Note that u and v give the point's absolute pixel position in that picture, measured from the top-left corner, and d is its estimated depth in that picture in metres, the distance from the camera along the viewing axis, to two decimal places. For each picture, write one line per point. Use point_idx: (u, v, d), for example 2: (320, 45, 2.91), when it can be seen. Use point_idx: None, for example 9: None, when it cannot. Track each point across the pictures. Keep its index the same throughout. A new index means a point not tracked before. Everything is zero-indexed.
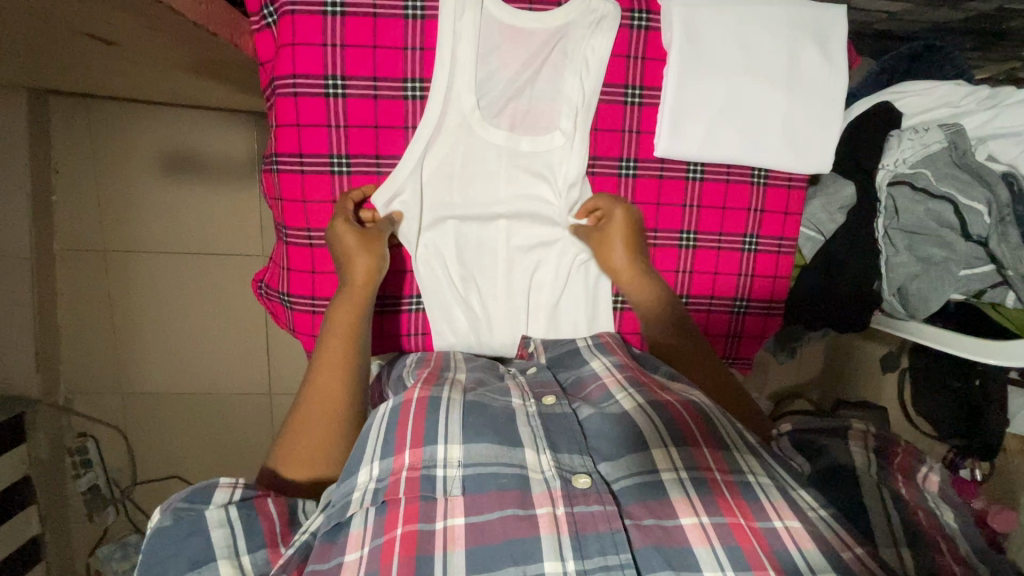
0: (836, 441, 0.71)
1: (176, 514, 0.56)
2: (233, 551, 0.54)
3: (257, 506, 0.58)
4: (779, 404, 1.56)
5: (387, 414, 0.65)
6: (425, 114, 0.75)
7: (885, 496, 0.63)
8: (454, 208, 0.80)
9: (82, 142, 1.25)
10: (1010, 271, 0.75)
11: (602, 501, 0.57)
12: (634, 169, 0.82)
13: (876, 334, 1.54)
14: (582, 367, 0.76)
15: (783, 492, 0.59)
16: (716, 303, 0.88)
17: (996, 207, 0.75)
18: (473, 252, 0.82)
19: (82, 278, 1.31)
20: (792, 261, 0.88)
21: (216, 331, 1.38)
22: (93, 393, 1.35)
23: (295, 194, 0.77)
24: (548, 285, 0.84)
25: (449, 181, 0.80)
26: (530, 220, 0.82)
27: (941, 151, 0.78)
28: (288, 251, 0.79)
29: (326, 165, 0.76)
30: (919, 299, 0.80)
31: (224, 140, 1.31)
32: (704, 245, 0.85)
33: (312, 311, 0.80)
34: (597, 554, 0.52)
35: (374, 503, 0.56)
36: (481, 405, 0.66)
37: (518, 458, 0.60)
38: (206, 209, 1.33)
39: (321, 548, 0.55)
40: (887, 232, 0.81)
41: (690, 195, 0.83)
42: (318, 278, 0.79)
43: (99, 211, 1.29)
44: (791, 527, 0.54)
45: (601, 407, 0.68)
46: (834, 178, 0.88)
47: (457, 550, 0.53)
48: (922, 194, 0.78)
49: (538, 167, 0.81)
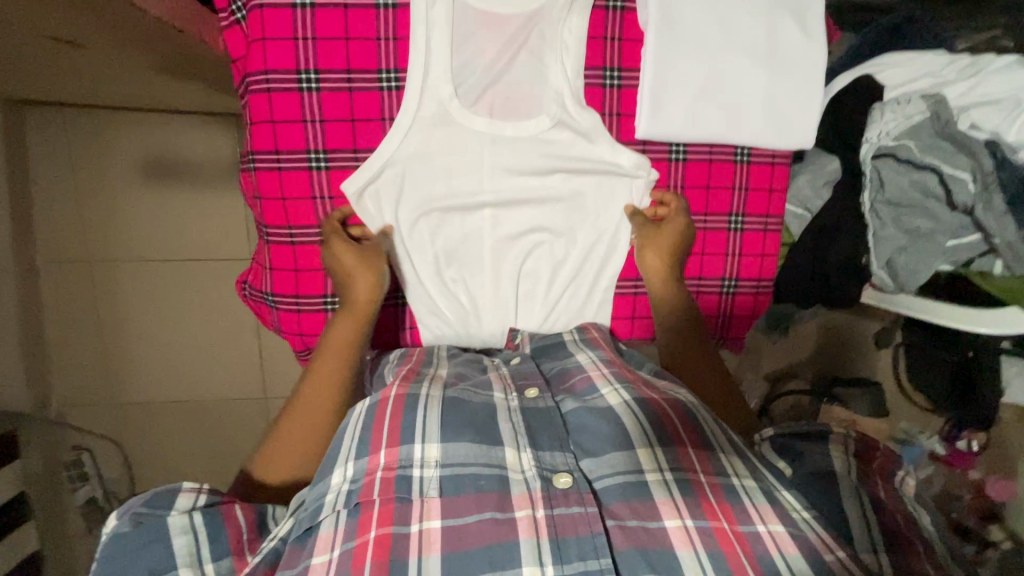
0: (816, 447, 0.69)
1: (135, 519, 0.57)
2: (194, 560, 0.56)
3: (222, 513, 0.59)
4: (775, 384, 1.57)
5: (365, 411, 0.65)
6: (401, 105, 0.74)
7: (864, 500, 0.62)
8: (432, 199, 0.78)
9: (58, 152, 1.23)
10: (997, 239, 0.75)
11: (582, 502, 0.57)
12: (620, 140, 0.80)
13: (870, 311, 1.55)
14: (568, 359, 0.77)
15: (767, 494, 0.60)
16: (704, 285, 0.87)
17: (980, 175, 0.74)
18: (461, 242, 0.80)
19: (67, 287, 1.29)
20: (779, 239, 0.87)
21: (206, 337, 1.38)
22: (85, 406, 1.34)
23: (273, 192, 0.76)
24: (537, 273, 0.83)
25: (428, 171, 0.77)
26: (517, 206, 0.80)
27: (924, 121, 0.77)
28: (270, 250, 0.78)
29: (304, 161, 0.75)
30: (909, 272, 0.80)
31: (205, 145, 1.29)
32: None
33: (297, 309, 0.79)
34: (576, 559, 0.52)
35: (347, 506, 0.57)
36: (459, 402, 0.67)
37: (497, 459, 0.61)
38: (190, 215, 1.32)
39: (290, 555, 0.56)
40: (874, 207, 0.80)
41: (674, 177, 0.82)
42: (301, 276, 0.78)
43: (81, 221, 1.27)
44: (773, 530, 0.56)
45: (585, 401, 0.69)
46: (817, 155, 0.87)
47: (432, 555, 0.53)
48: (905, 165, 0.78)
49: (523, 152, 0.78)
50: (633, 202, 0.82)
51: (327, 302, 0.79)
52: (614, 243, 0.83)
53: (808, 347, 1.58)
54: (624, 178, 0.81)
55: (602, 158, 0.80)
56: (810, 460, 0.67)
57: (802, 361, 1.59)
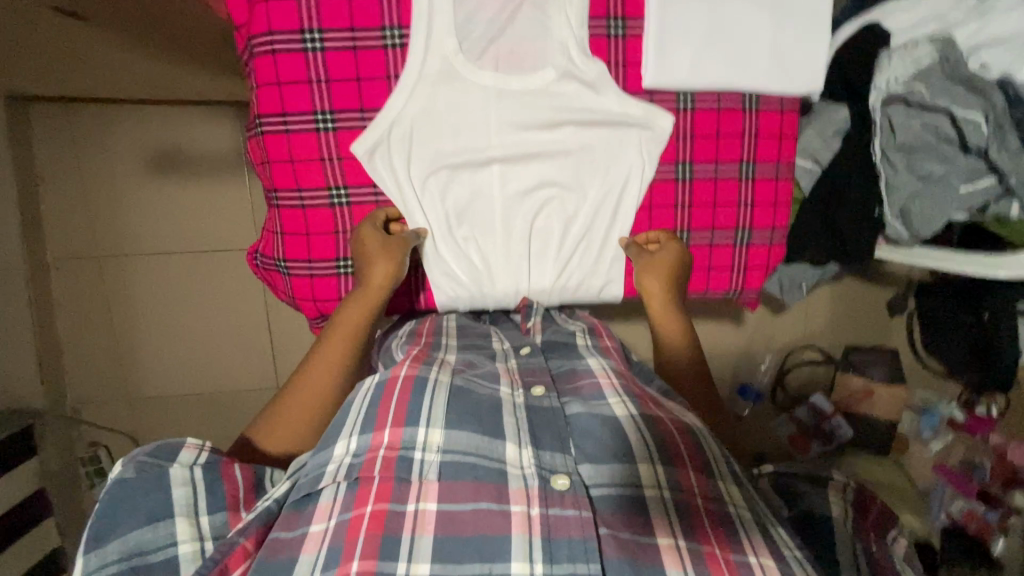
0: (814, 489, 0.75)
1: (138, 467, 0.58)
2: (192, 510, 0.57)
3: (222, 472, 0.61)
4: (789, 356, 1.56)
5: (372, 389, 0.65)
6: (405, 62, 0.74)
7: (859, 552, 0.66)
8: (440, 157, 0.78)
9: (64, 148, 1.23)
10: (1012, 179, 0.74)
11: (577, 505, 0.57)
12: (626, 91, 0.79)
13: (883, 278, 1.55)
14: (578, 362, 0.76)
15: (764, 528, 0.59)
16: (718, 237, 0.85)
17: (993, 114, 0.74)
18: (472, 198, 0.80)
19: (80, 284, 1.30)
20: (792, 186, 0.86)
21: (219, 329, 1.37)
22: (103, 401, 1.36)
23: (281, 155, 0.75)
24: (550, 230, 0.82)
25: (435, 130, 0.77)
26: (527, 162, 0.79)
27: (933, 65, 0.77)
28: (280, 214, 0.78)
29: (311, 122, 0.75)
30: (923, 219, 0.79)
31: (208, 135, 1.27)
32: (701, 176, 0.83)
33: (310, 274, 0.79)
34: (566, 560, 0.53)
35: (346, 478, 0.57)
36: (467, 391, 0.67)
37: (497, 453, 0.61)
38: (197, 207, 1.31)
39: (288, 517, 0.57)
40: (885, 154, 0.80)
41: (682, 125, 0.81)
42: (312, 239, 0.78)
43: (88, 218, 1.27)
44: (765, 562, 0.55)
45: (591, 406, 0.68)
46: (825, 107, 0.85)
47: (424, 534, 0.54)
48: (916, 109, 0.77)
49: (533, 105, 0.78)
50: (645, 154, 0.81)
51: (340, 265, 0.79)
52: (627, 197, 0.82)
53: (820, 317, 1.57)
54: (631, 128, 0.80)
55: (608, 110, 0.79)
56: (805, 500, 0.74)
57: (815, 331, 1.57)
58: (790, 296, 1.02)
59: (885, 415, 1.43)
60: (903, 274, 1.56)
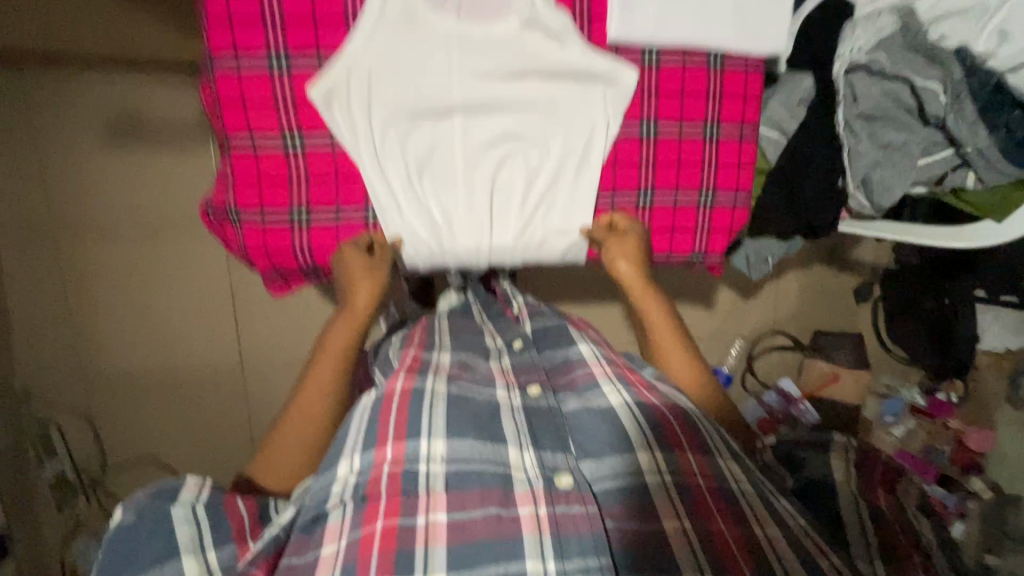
0: (817, 456, 0.77)
1: (139, 510, 0.57)
2: (197, 547, 0.56)
3: (224, 506, 0.61)
4: (758, 342, 1.57)
5: (371, 406, 0.66)
6: (364, 6, 0.73)
7: (862, 510, 0.69)
8: (398, 104, 0.76)
9: (12, 108, 1.13)
10: (968, 148, 0.77)
11: (582, 501, 0.59)
12: (588, 43, 0.78)
13: (850, 266, 1.58)
14: (570, 352, 0.81)
15: (765, 502, 0.62)
16: (682, 197, 0.85)
17: (950, 84, 0.76)
18: (432, 147, 0.78)
19: (31, 255, 1.20)
20: (756, 149, 0.86)
21: (180, 305, 1.30)
22: (51, 379, 1.28)
23: (232, 97, 0.72)
24: (513, 188, 0.81)
25: (392, 77, 0.75)
26: (491, 114, 0.78)
27: (895, 34, 0.79)
28: (231, 159, 0.75)
29: (264, 63, 0.72)
30: (883, 189, 0.81)
31: (174, 102, 1.20)
32: (666, 134, 0.83)
33: (262, 224, 0.76)
34: (577, 557, 0.55)
35: (354, 498, 0.58)
36: (464, 399, 0.68)
37: (501, 457, 0.63)
38: (159, 176, 1.23)
39: (297, 543, 0.57)
40: (847, 122, 0.81)
41: (648, 83, 0.80)
42: (264, 187, 0.75)
43: (36, 186, 1.17)
44: (769, 534, 0.58)
45: (587, 401, 0.71)
46: (790, 75, 0.86)
47: (437, 546, 0.54)
48: (878, 78, 0.79)
49: (495, 55, 0.77)
50: (611, 109, 0.80)
51: (294, 214, 0.77)
52: (593, 158, 0.81)
53: (789, 303, 1.58)
54: (594, 83, 0.79)
55: (570, 60, 0.78)
56: (813, 466, 0.76)
57: (784, 318, 1.59)
58: (757, 272, 1.04)
59: (850, 401, 1.47)
60: (869, 261, 1.59)
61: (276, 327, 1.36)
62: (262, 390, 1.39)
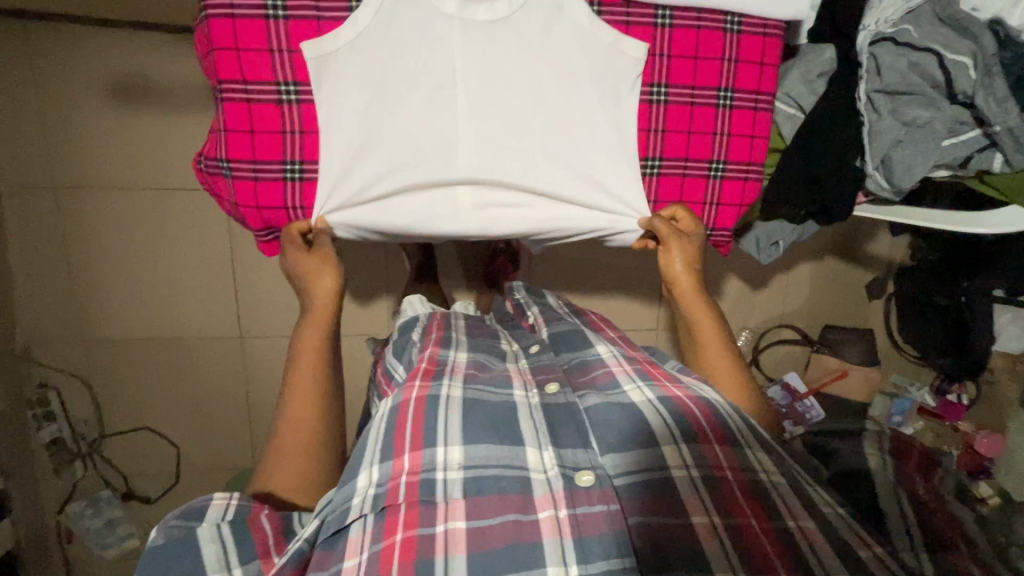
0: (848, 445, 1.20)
1: (167, 531, 0.56)
2: (225, 565, 0.53)
3: (248, 522, 0.57)
4: (765, 336, 1.54)
5: (388, 416, 0.64)
6: None
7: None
8: (388, 77, 0.73)
9: (17, 65, 1.10)
10: (997, 127, 0.73)
11: (605, 499, 0.55)
12: (598, 15, 0.75)
13: (864, 260, 1.55)
14: (588, 352, 0.78)
15: (797, 494, 0.59)
16: (692, 167, 0.83)
17: (981, 58, 0.72)
18: (420, 123, 0.75)
19: (35, 216, 1.20)
20: (770, 119, 0.84)
21: (180, 273, 1.28)
22: (53, 342, 1.28)
23: (226, 42, 0.70)
24: (526, 166, 0.78)
25: (380, 46, 0.72)
26: (495, 95, 0.75)
27: (924, 4, 0.76)
28: (223, 107, 0.73)
29: (261, 8, 0.70)
30: (904, 168, 0.78)
31: (177, 67, 1.15)
32: (676, 100, 0.80)
33: (254, 177, 0.75)
34: (600, 557, 0.51)
35: (374, 509, 0.55)
36: (480, 402, 0.65)
37: (519, 460, 0.60)
38: (161, 141, 1.19)
39: (321, 556, 0.54)
40: (869, 97, 0.79)
41: (660, 44, 0.77)
42: (258, 138, 0.74)
43: (43, 144, 1.16)
44: (804, 526, 0.54)
45: (608, 396, 0.67)
46: (810, 47, 0.84)
47: (457, 555, 0.51)
48: (905, 49, 0.76)
49: (500, 34, 0.74)
50: (618, 72, 0.77)
51: (288, 168, 0.76)
52: (609, 142, 0.79)
53: (799, 296, 1.54)
54: (615, 64, 0.76)
55: (576, 26, 0.75)
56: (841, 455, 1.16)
57: (793, 310, 1.55)
58: (766, 256, 1.02)
59: (856, 398, 1.42)
60: (883, 256, 1.55)
61: (275, 302, 1.33)
62: (259, 363, 1.37)
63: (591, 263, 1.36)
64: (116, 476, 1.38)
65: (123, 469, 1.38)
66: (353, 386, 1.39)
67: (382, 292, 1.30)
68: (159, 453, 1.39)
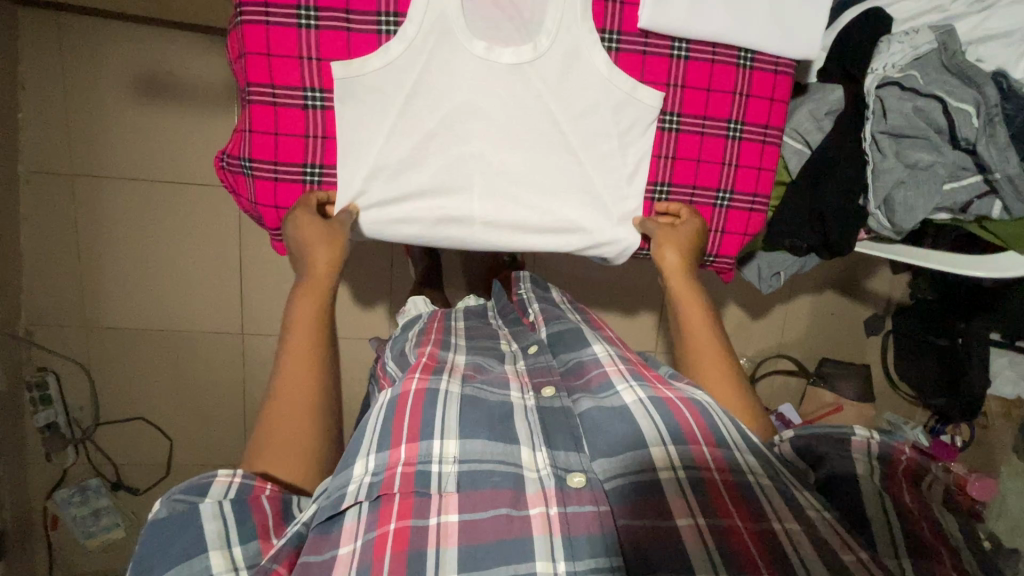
0: (836, 450, 0.72)
1: (171, 505, 0.54)
2: (225, 542, 0.52)
3: (249, 502, 0.56)
4: (765, 363, 1.55)
5: (386, 406, 0.65)
6: None
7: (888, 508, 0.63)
8: (411, 98, 0.76)
9: (49, 54, 1.13)
10: (997, 174, 0.76)
11: (595, 501, 0.56)
12: (614, 47, 0.77)
13: (864, 296, 1.56)
14: (583, 352, 0.78)
15: (787, 498, 0.58)
16: (699, 195, 0.85)
17: (984, 107, 0.76)
18: (438, 143, 0.78)
19: (50, 201, 1.21)
20: (777, 153, 0.87)
21: (187, 263, 1.29)
22: (55, 326, 1.29)
23: (258, 47, 0.72)
24: (538, 183, 0.81)
25: (400, 67, 0.74)
26: (511, 124, 0.78)
27: (931, 52, 0.80)
28: (250, 110, 0.75)
29: (293, 17, 0.72)
30: (906, 208, 0.81)
31: (206, 67, 1.19)
32: (688, 129, 0.82)
33: (274, 178, 0.78)
34: (588, 557, 0.51)
35: (370, 497, 0.55)
36: (477, 400, 0.67)
37: (514, 457, 0.60)
38: (182, 136, 1.22)
39: (315, 541, 0.54)
40: (875, 138, 0.82)
41: (675, 74, 0.79)
42: (281, 141, 0.76)
43: (65, 129, 1.18)
44: (790, 528, 0.54)
45: (600, 400, 0.67)
46: (818, 87, 0.89)
47: (448, 547, 0.52)
48: (910, 93, 0.80)
49: (524, 77, 0.77)
50: (635, 104, 0.79)
51: (308, 171, 0.78)
52: (619, 169, 0.82)
53: (798, 326, 1.55)
54: (633, 109, 0.80)
55: (596, 73, 0.77)
56: (832, 463, 0.71)
57: (792, 341, 1.56)
58: (767, 286, 1.05)
59: None
60: (883, 293, 1.57)
61: (279, 298, 1.34)
62: (258, 361, 1.38)
63: (593, 281, 1.38)
64: (107, 465, 1.37)
65: (115, 460, 1.38)
66: (351, 389, 1.39)
67: (385, 296, 1.32)
68: (153, 444, 1.39)
